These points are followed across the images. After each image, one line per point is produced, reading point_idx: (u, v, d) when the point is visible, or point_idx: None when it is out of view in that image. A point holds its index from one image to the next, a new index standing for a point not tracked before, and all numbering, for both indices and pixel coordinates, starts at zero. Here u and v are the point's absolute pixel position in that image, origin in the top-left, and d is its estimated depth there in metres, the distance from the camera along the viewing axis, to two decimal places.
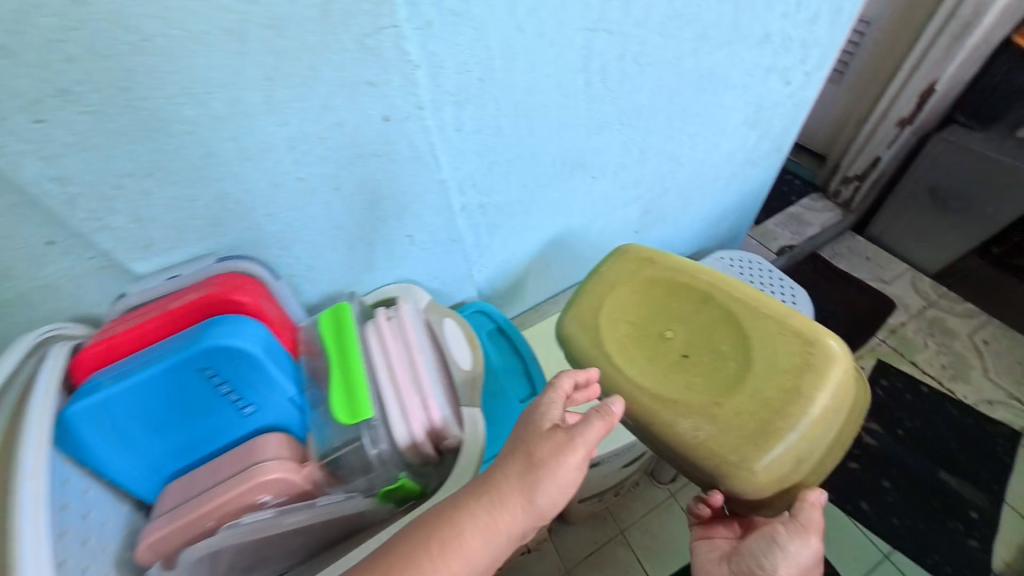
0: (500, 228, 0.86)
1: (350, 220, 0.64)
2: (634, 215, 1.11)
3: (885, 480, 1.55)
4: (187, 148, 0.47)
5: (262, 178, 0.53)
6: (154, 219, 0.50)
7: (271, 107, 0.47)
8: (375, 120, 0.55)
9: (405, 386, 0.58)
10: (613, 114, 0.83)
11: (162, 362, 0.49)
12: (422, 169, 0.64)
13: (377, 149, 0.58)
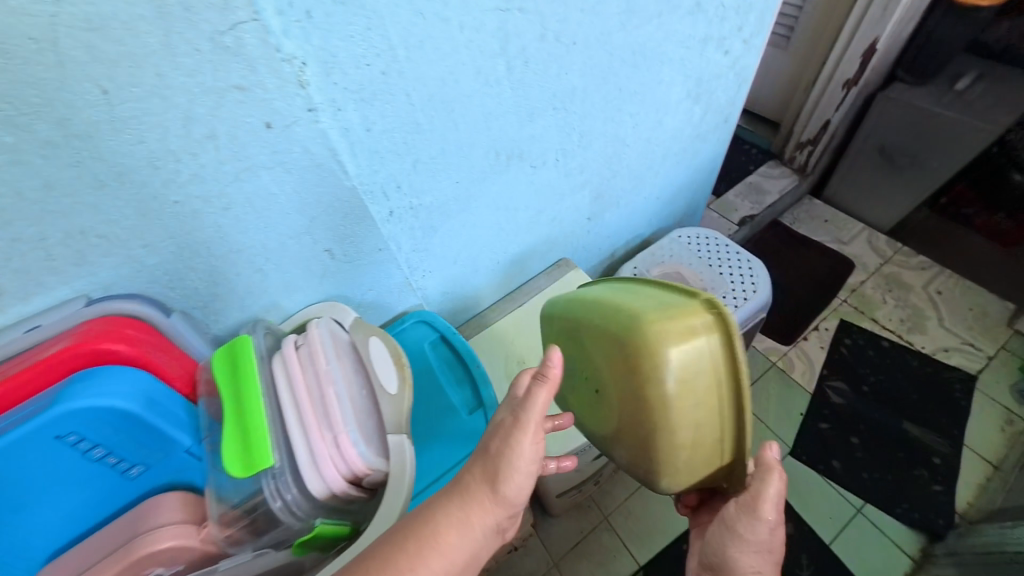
0: (437, 231, 0.80)
1: (252, 240, 0.58)
2: (585, 201, 1.07)
3: (853, 438, 1.60)
4: (24, 180, 0.40)
5: (127, 206, 0.47)
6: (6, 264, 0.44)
7: (116, 125, 0.41)
8: (256, 129, 0.49)
9: (312, 426, 0.52)
10: (544, 99, 0.78)
11: (17, 434, 0.43)
12: (327, 176, 0.58)
13: (267, 160, 0.52)
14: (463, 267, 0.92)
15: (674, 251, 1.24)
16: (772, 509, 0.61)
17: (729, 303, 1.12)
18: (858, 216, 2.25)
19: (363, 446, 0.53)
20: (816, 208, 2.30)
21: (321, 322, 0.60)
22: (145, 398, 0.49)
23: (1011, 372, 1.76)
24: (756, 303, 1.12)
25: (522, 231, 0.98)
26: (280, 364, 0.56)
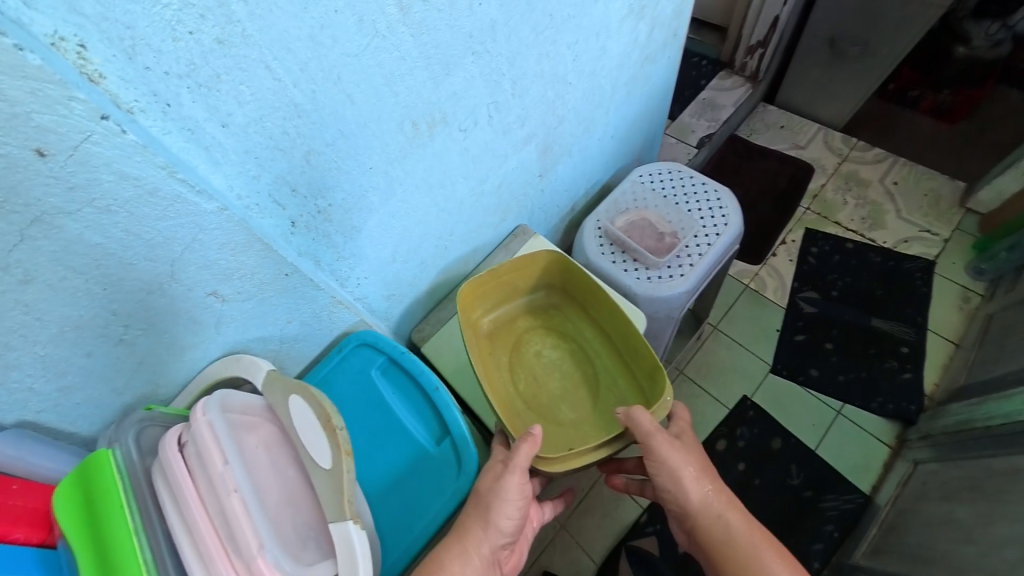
0: (360, 232, 0.66)
1: (96, 306, 0.45)
2: (533, 156, 0.94)
3: (828, 343, 1.65)
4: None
5: None
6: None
7: None
8: (24, 163, 0.35)
9: (216, 556, 0.44)
10: (457, 42, 0.62)
11: None
12: (174, 203, 0.44)
13: (63, 203, 0.38)
14: (404, 263, 0.79)
15: (637, 195, 1.13)
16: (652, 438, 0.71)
17: (701, 243, 1.04)
18: (813, 116, 2.17)
19: (285, 564, 0.45)
20: (771, 116, 2.21)
21: (210, 405, 0.48)
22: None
23: (966, 251, 1.81)
24: (729, 238, 1.04)
25: (464, 207, 0.85)
26: (163, 479, 0.47)
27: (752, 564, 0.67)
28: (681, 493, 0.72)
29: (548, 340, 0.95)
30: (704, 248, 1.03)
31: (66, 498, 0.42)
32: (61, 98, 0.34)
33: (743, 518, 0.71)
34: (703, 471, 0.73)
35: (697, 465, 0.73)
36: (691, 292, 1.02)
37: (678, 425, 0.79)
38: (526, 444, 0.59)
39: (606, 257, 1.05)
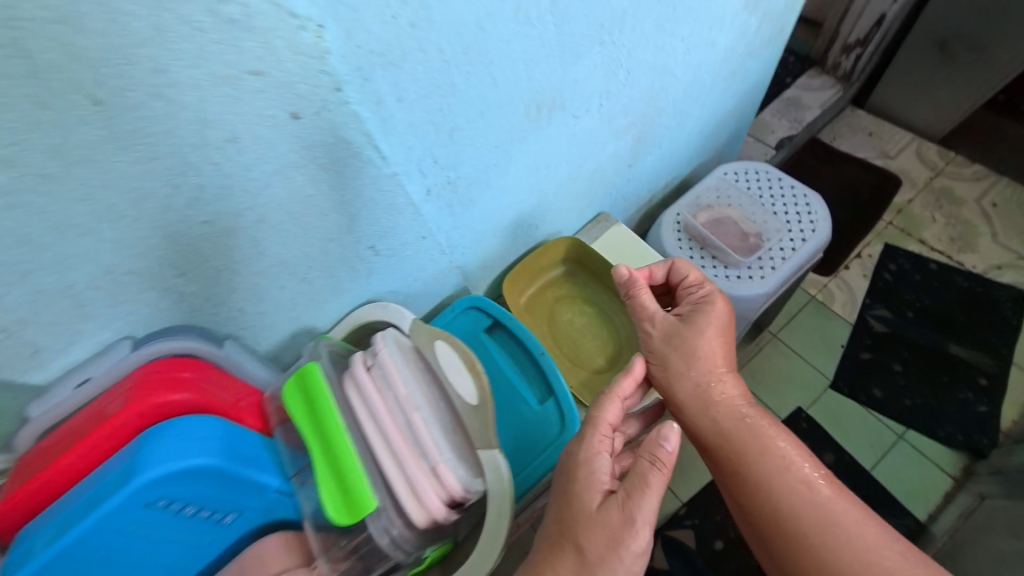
0: (475, 205, 0.72)
1: (287, 249, 0.50)
2: (626, 146, 0.95)
3: (897, 365, 1.59)
4: (27, 225, 0.33)
5: (155, 232, 0.40)
6: (31, 316, 0.37)
7: (121, 141, 0.34)
8: (278, 121, 0.40)
9: (407, 456, 0.52)
10: (589, 33, 0.65)
11: (103, 507, 0.40)
12: (363, 164, 0.50)
13: (303, 155, 0.44)
14: (500, 239, 0.84)
15: (721, 191, 1.12)
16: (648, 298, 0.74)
17: (785, 247, 1.03)
18: (907, 124, 2.03)
19: (461, 472, 0.53)
20: (859, 120, 2.08)
21: (388, 337, 0.58)
22: (221, 445, 0.45)
23: None
24: (815, 244, 1.03)
25: (561, 189, 0.88)
26: (354, 389, 0.55)
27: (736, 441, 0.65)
28: (669, 388, 0.70)
29: (577, 306, 0.95)
30: (788, 252, 1.02)
31: (305, 419, 0.51)
32: (319, 71, 0.40)
33: (735, 411, 0.67)
34: (711, 344, 0.70)
35: (707, 329, 0.71)
36: (770, 294, 1.01)
37: (694, 290, 0.77)
38: (659, 486, 0.58)
39: (684, 251, 1.06)
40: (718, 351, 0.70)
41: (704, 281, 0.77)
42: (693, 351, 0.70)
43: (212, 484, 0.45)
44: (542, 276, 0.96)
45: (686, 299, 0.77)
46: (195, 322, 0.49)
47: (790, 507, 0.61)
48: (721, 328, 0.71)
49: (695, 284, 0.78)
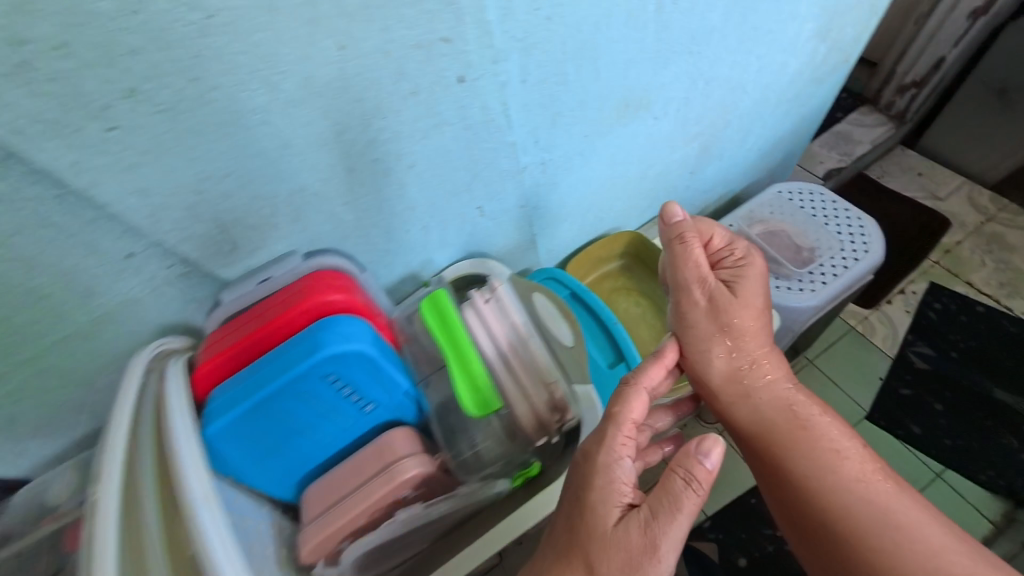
0: (560, 187, 0.78)
1: (422, 199, 0.56)
2: (692, 153, 1.01)
3: (937, 403, 1.56)
4: (260, 139, 0.40)
5: (339, 164, 0.46)
6: (238, 218, 0.44)
7: (344, 82, 0.40)
8: (449, 83, 0.47)
9: (520, 369, 0.59)
10: (681, 42, 0.72)
11: (284, 376, 0.45)
12: (495, 130, 0.56)
13: (453, 116, 0.50)
14: (571, 225, 0.90)
15: (776, 207, 1.16)
16: (695, 252, 0.72)
17: (836, 265, 1.06)
18: (960, 167, 2.02)
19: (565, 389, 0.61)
20: (910, 160, 2.09)
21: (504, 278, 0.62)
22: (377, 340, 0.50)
23: None
24: (867, 265, 1.06)
25: (630, 185, 0.95)
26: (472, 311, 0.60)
27: (777, 431, 0.70)
28: (710, 365, 0.73)
29: (632, 298, 1.01)
30: (839, 270, 1.05)
31: (445, 325, 0.56)
32: (488, 44, 0.47)
33: (777, 397, 0.72)
34: (751, 317, 0.72)
35: (749, 300, 0.72)
36: (818, 308, 1.04)
37: (733, 255, 0.76)
38: (692, 508, 0.51)
39: None
40: (756, 326, 0.73)
41: (742, 248, 0.77)
42: (735, 323, 0.71)
43: (364, 374, 0.50)
44: (602, 267, 1.02)
45: (723, 265, 0.76)
46: (345, 248, 0.54)
47: (834, 493, 0.64)
48: (760, 298, 0.73)
49: (724, 247, 0.78)
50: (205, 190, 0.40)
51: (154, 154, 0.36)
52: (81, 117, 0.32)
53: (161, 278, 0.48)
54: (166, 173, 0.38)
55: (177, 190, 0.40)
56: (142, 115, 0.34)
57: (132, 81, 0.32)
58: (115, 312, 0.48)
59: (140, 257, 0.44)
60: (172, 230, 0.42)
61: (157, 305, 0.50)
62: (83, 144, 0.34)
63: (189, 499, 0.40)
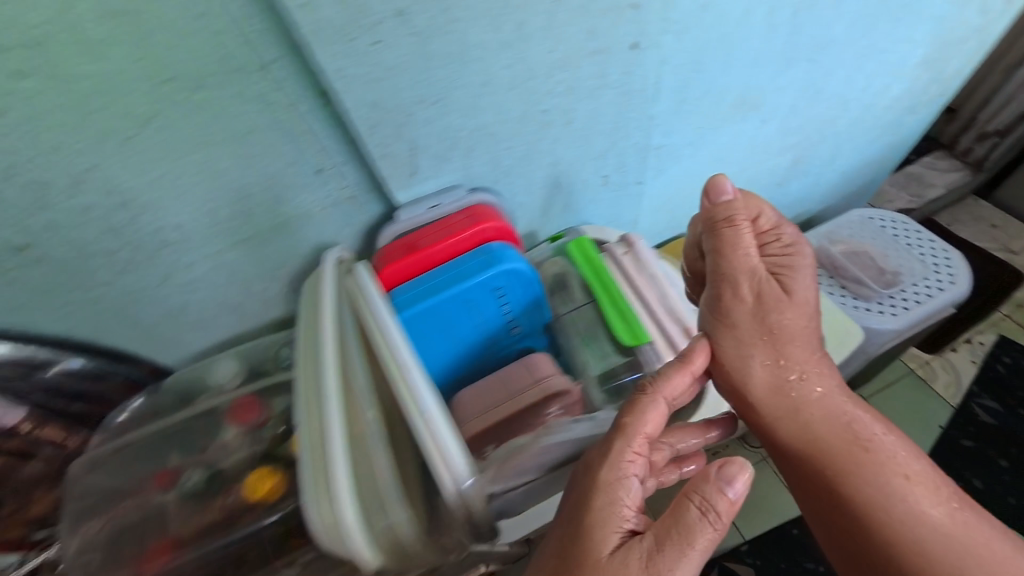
0: (668, 173, 0.80)
1: (568, 156, 0.58)
2: (783, 164, 1.03)
3: (1003, 460, 1.48)
4: (470, 73, 0.44)
5: (517, 108, 0.50)
6: (427, 146, 0.48)
7: (549, 30, 0.44)
8: (624, 48, 0.51)
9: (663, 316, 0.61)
10: (805, 48, 0.76)
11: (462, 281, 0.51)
12: (642, 101, 0.59)
13: (617, 80, 0.54)
14: (663, 216, 0.93)
15: (859, 229, 1.16)
16: (744, 234, 0.52)
17: (920, 292, 1.04)
18: None
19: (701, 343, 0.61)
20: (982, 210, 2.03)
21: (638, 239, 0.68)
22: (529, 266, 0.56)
23: None
24: (952, 297, 1.03)
25: None
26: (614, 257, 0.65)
27: (837, 459, 0.52)
28: (747, 377, 0.55)
29: None
30: (923, 298, 1.03)
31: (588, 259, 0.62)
32: (664, 17, 0.51)
33: (831, 412, 0.54)
34: (801, 315, 0.54)
35: (798, 297, 0.54)
36: (898, 333, 1.02)
37: (776, 236, 0.56)
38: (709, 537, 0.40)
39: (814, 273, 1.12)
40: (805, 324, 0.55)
41: (790, 228, 0.56)
42: (782, 325, 0.53)
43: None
44: None
45: (765, 249, 0.56)
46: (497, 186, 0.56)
47: (913, 543, 0.48)
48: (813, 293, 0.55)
49: (771, 224, 0.56)
50: (415, 113, 0.45)
51: (393, 72, 0.41)
52: (356, 28, 0.37)
53: (330, 199, 0.56)
54: (393, 91, 0.42)
55: (394, 109, 0.44)
56: (398, 34, 0.39)
57: (403, 2, 0.37)
58: (291, 222, 0.55)
59: (324, 174, 0.53)
60: (377, 147, 0.46)
61: (322, 221, 0.57)
62: (348, 51, 0.38)
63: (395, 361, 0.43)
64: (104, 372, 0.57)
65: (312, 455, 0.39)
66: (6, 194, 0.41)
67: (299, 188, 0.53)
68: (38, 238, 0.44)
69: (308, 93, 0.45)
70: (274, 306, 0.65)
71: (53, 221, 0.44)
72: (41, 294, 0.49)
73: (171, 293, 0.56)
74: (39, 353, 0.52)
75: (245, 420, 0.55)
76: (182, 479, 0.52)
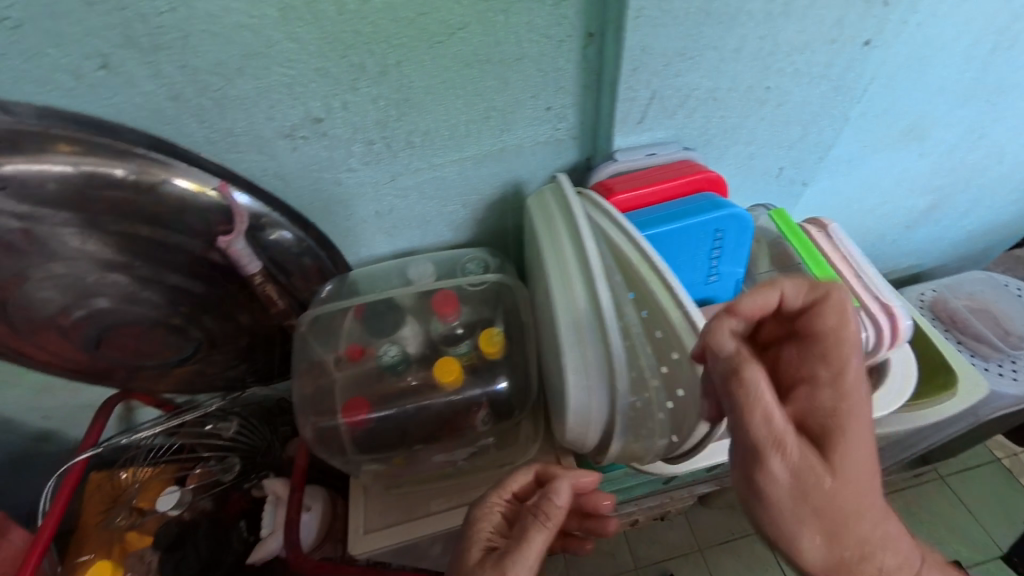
0: (821, 185, 0.83)
1: (762, 137, 0.65)
2: (920, 206, 1.03)
3: None
4: (731, 36, 0.51)
5: (747, 81, 0.56)
6: (665, 96, 0.55)
7: (807, 11, 0.51)
8: (856, 44, 0.56)
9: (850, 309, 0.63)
10: (987, 88, 0.77)
11: (669, 226, 0.49)
12: (843, 100, 0.64)
13: (837, 73, 0.59)
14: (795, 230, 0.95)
15: (984, 289, 1.12)
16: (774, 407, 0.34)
17: None
18: None
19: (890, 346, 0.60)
20: None
21: None
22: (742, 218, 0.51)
23: None
24: None
25: (857, 214, 0.98)
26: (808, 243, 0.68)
27: None
28: (793, 553, 0.39)
29: None
30: None
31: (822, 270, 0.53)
32: (902, 19, 0.57)
33: None
34: (861, 452, 0.36)
35: (858, 435, 0.36)
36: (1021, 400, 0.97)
37: (829, 371, 0.37)
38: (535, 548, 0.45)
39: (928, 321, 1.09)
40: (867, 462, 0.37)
41: (853, 368, 0.37)
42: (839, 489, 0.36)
43: (744, 238, 0.52)
44: None
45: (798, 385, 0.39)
46: (699, 147, 0.63)
47: None
48: (871, 451, 0.37)
49: (813, 347, 0.38)
50: (672, 65, 0.52)
51: (677, 20, 0.48)
52: None
53: (544, 135, 0.62)
54: (667, 39, 0.49)
55: (659, 56, 0.51)
56: None
57: None
58: (506, 150, 0.62)
59: (552, 112, 0.59)
60: (628, 88, 0.53)
61: (527, 155, 0.64)
62: None
63: (656, 266, 0.42)
64: (309, 249, 0.64)
65: (583, 334, 0.42)
66: (333, 70, 0.49)
67: (528, 119, 0.59)
68: (330, 114, 0.52)
69: (578, 32, 0.52)
70: (451, 229, 0.71)
71: (349, 102, 0.52)
72: (303, 167, 0.57)
73: (387, 194, 0.63)
74: (271, 215, 0.58)
75: (437, 311, 0.57)
76: (381, 351, 0.57)
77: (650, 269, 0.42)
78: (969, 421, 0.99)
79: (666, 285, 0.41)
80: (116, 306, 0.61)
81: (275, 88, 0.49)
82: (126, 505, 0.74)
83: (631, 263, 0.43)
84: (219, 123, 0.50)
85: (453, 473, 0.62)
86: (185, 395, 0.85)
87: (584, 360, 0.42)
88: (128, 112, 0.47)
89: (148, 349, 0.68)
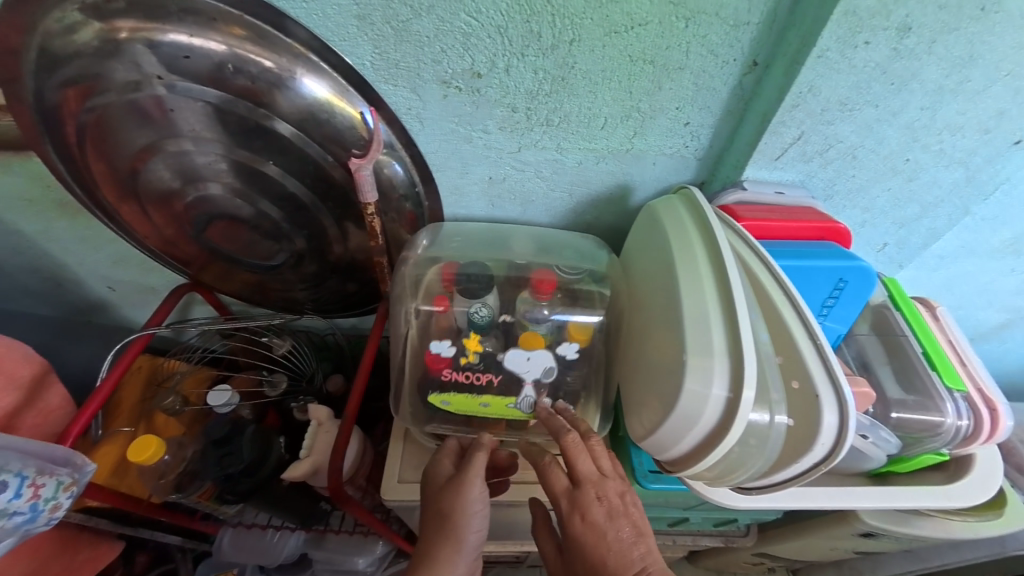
0: (909, 271, 0.83)
1: (881, 205, 0.65)
2: (992, 321, 1.00)
3: None
4: (893, 99, 0.52)
5: (890, 147, 0.57)
6: (810, 139, 0.56)
7: (976, 95, 0.51)
8: (1007, 142, 0.56)
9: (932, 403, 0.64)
10: None
11: (794, 263, 0.52)
12: (972, 195, 0.64)
13: (979, 164, 0.59)
14: None
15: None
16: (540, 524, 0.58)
17: None
18: None
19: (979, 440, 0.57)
20: None
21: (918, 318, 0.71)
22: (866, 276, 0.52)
23: None
24: None
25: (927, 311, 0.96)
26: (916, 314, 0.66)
27: None
28: None
29: None
30: None
31: (934, 350, 0.58)
32: None
33: None
34: (596, 534, 0.48)
35: (583, 529, 0.49)
36: None
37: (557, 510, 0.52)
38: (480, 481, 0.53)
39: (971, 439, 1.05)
40: (619, 539, 0.48)
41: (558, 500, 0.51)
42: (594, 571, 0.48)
43: (860, 292, 0.54)
44: None
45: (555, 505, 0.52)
46: (819, 197, 0.65)
47: None
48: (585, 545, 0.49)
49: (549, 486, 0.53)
50: (829, 112, 0.53)
51: (851, 70, 0.49)
52: (869, 25, 0.46)
53: (674, 149, 0.63)
54: (833, 86, 0.51)
55: (819, 101, 0.52)
56: (885, 44, 0.47)
57: (913, 22, 0.45)
58: (632, 152, 0.63)
59: (688, 127, 0.60)
60: (780, 123, 0.55)
61: (648, 163, 0.65)
62: (844, 39, 0.47)
63: (799, 304, 0.44)
64: (413, 194, 0.66)
65: (717, 345, 0.42)
66: (510, 30, 0.51)
67: (667, 130, 0.60)
68: (490, 72, 0.55)
69: (744, 58, 0.53)
70: (548, 213, 0.73)
71: (511, 66, 0.54)
72: (444, 115, 0.60)
73: (507, 163, 0.65)
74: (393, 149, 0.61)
75: (535, 291, 0.58)
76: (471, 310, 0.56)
77: (792, 305, 0.44)
78: (997, 562, 0.94)
79: (808, 323, 0.43)
80: (221, 196, 0.63)
81: (452, 33, 0.51)
82: (167, 393, 0.75)
83: (773, 294, 0.45)
84: (390, 52, 0.54)
85: (508, 408, 0.56)
86: (242, 302, 0.87)
87: (711, 368, 0.41)
88: (317, 21, 0.52)
89: (238, 244, 0.70)
